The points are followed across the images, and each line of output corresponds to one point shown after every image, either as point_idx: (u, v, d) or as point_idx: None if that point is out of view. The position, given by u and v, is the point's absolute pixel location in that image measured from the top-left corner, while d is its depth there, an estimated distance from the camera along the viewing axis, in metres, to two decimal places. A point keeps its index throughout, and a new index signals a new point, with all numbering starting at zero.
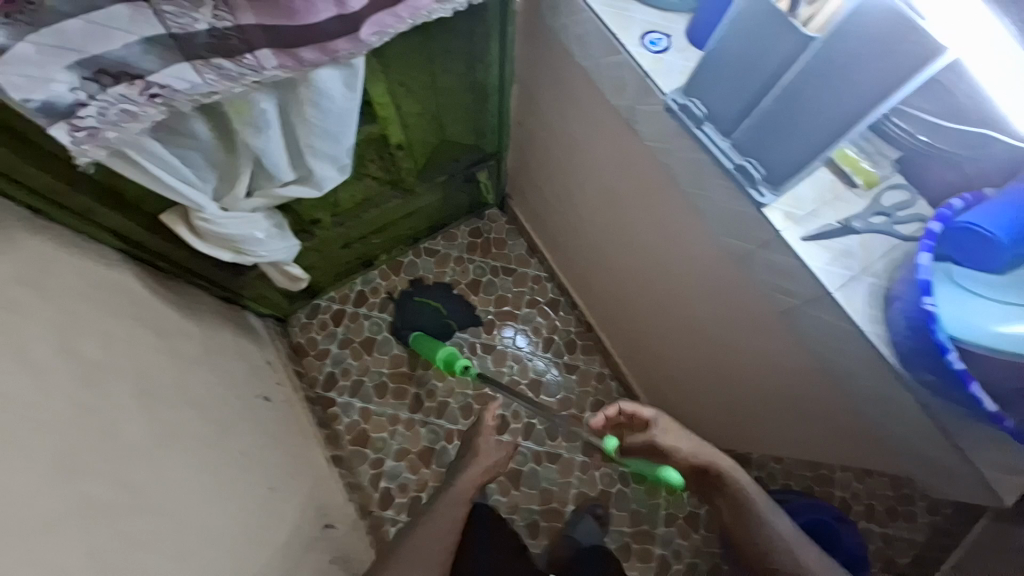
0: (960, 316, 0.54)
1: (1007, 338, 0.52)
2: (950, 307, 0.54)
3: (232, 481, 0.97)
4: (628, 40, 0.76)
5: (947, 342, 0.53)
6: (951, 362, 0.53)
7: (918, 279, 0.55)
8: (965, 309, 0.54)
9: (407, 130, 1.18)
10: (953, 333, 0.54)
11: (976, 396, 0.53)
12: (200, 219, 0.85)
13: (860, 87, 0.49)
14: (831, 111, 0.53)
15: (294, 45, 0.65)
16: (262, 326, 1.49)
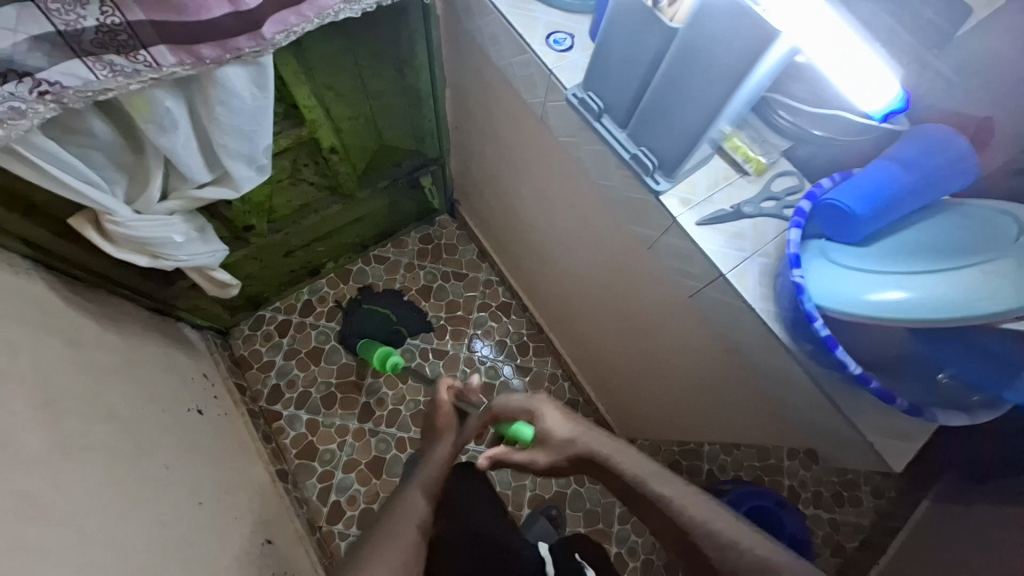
0: (824, 284, 0.57)
1: (875, 304, 0.53)
2: (816, 277, 0.58)
3: (151, 497, 0.91)
4: (533, 39, 0.79)
5: (813, 311, 0.57)
6: (817, 329, 0.56)
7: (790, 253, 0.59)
8: (829, 278, 0.57)
9: (340, 134, 1.18)
10: (818, 301, 0.57)
11: (840, 359, 0.55)
12: (110, 222, 0.82)
13: (719, 71, 0.53)
14: (700, 95, 0.57)
15: (191, 43, 0.65)
16: (201, 340, 1.45)
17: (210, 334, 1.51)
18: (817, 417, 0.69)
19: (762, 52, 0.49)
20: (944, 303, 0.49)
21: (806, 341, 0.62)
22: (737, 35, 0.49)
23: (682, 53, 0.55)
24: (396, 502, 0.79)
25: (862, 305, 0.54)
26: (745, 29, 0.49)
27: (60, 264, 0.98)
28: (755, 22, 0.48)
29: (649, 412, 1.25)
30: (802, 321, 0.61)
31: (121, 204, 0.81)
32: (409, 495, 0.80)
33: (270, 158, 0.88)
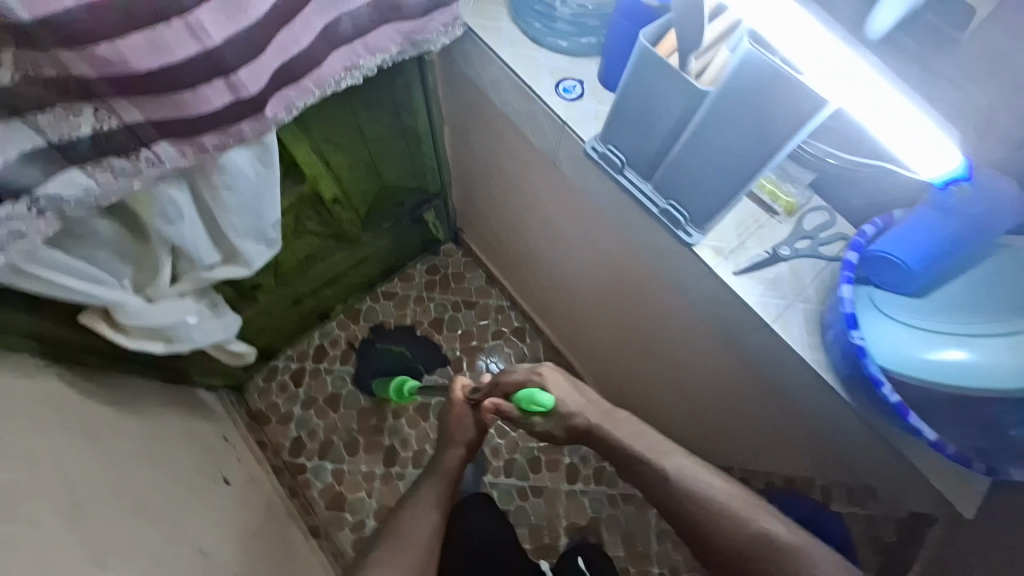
0: (883, 343, 0.55)
1: (933, 365, 0.52)
2: (873, 335, 0.55)
3: None
4: (542, 89, 0.76)
5: (879, 374, 0.54)
6: (887, 397, 0.52)
7: (845, 312, 0.55)
8: (887, 337, 0.55)
9: (341, 183, 1.14)
10: (883, 362, 0.54)
11: (917, 428, 0.52)
12: (120, 316, 0.79)
13: (760, 135, 0.51)
14: (739, 156, 0.54)
15: (192, 134, 0.61)
16: (216, 400, 1.42)
17: (224, 392, 1.48)
18: (880, 462, 0.67)
19: (809, 120, 0.47)
20: (1002, 377, 0.50)
21: (861, 394, 0.60)
22: (782, 103, 0.47)
23: (717, 117, 0.52)
24: (406, 508, 0.95)
25: (923, 368, 0.53)
26: (790, 99, 0.46)
27: (72, 354, 0.95)
28: (801, 94, 0.45)
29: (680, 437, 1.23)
30: (859, 377, 0.59)
31: (131, 295, 0.78)
32: (421, 500, 0.96)
33: (279, 231, 0.85)
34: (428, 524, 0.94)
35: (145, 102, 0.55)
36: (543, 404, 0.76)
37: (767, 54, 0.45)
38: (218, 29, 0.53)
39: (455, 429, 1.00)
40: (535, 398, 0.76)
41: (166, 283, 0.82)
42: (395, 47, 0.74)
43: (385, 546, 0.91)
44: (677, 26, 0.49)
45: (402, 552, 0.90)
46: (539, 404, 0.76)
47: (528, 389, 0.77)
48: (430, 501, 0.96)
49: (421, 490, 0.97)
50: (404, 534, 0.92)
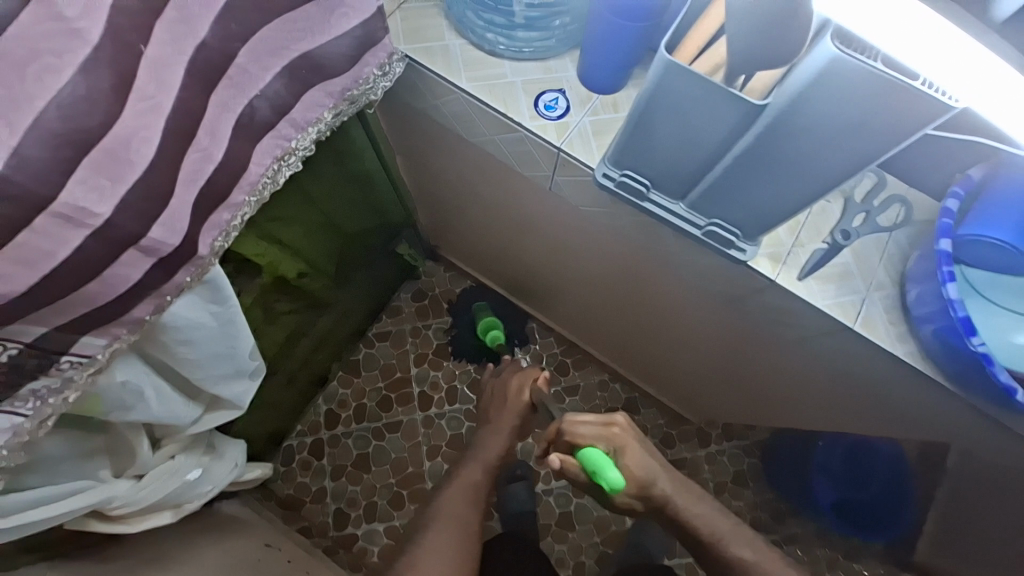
0: (994, 338, 0.51)
1: None
2: (983, 331, 0.51)
3: None
4: (520, 113, 0.63)
5: (1009, 380, 0.50)
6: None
7: (959, 318, 0.49)
8: (994, 328, 0.51)
9: (301, 255, 0.97)
10: (1000, 363, 0.51)
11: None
12: (112, 509, 0.67)
13: (847, 149, 0.41)
14: (816, 171, 0.44)
15: (118, 316, 0.47)
16: (240, 505, 1.31)
17: (246, 493, 1.36)
18: (979, 433, 0.62)
19: (920, 127, 0.37)
20: None
21: (972, 387, 0.55)
22: (882, 115, 0.37)
23: (780, 132, 0.42)
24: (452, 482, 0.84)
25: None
26: (894, 109, 0.36)
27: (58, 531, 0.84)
28: (910, 103, 0.35)
29: (724, 408, 1.20)
30: (969, 375, 0.53)
31: (117, 484, 0.66)
32: (467, 470, 0.86)
33: (260, 356, 0.71)
34: (472, 502, 0.81)
35: (42, 314, 0.41)
36: (609, 481, 0.71)
37: (860, 58, 0.34)
38: (101, 199, 0.39)
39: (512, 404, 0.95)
40: (602, 474, 0.71)
41: (149, 454, 0.70)
42: (328, 111, 0.58)
43: (427, 535, 0.76)
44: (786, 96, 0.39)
45: (447, 536, 0.76)
46: (605, 480, 0.72)
47: (597, 459, 0.71)
48: (477, 466, 0.86)
49: (468, 460, 0.87)
50: (450, 503, 0.80)
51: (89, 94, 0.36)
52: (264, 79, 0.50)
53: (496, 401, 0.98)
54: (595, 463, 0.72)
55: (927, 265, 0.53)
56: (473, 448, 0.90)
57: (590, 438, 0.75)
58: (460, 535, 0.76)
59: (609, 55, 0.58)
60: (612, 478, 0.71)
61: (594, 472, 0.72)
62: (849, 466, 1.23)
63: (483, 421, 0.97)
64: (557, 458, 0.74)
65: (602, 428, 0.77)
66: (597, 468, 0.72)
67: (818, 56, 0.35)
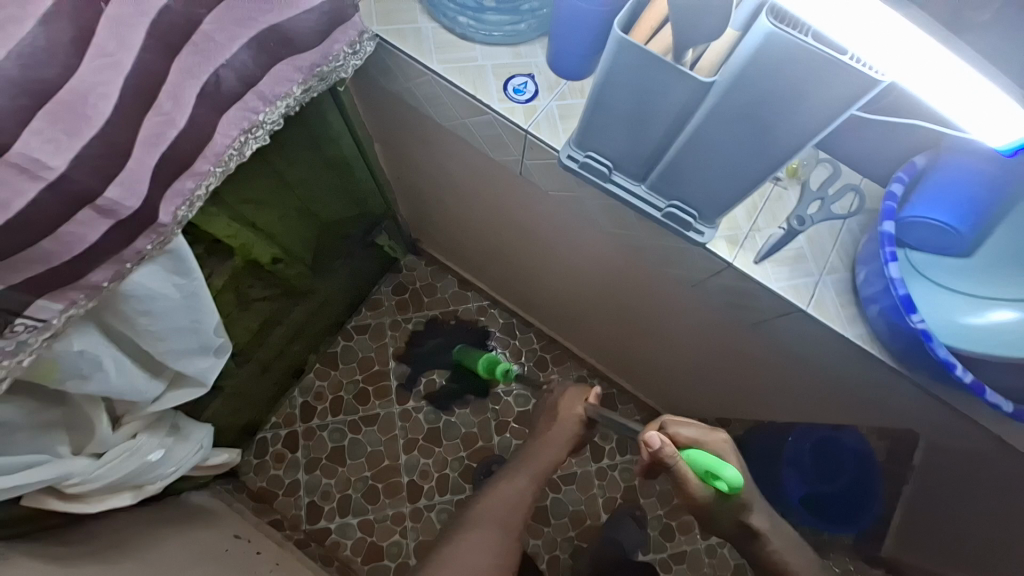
0: (936, 315, 0.54)
1: (992, 334, 0.52)
2: (925, 307, 0.55)
3: None
4: (489, 95, 0.64)
5: (948, 355, 0.52)
6: (963, 378, 0.52)
7: (901, 295, 0.51)
8: (934, 305, 0.55)
9: (275, 239, 0.97)
10: (940, 339, 0.52)
11: (995, 403, 0.52)
12: (69, 486, 0.66)
13: (790, 127, 0.43)
14: (765, 150, 0.46)
15: (74, 279, 0.47)
16: (209, 496, 1.29)
17: (216, 484, 1.35)
18: (930, 415, 0.64)
19: (853, 103, 0.39)
20: None
21: (916, 366, 0.58)
22: (817, 90, 0.39)
23: (727, 110, 0.44)
24: (496, 488, 0.86)
25: (978, 339, 0.52)
26: (827, 85, 0.38)
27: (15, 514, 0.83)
28: (842, 78, 0.37)
29: (697, 402, 1.21)
30: (912, 353, 0.55)
31: (74, 460, 0.65)
32: (513, 477, 0.87)
33: (226, 334, 0.71)
34: (514, 507, 0.85)
35: None
36: (727, 480, 0.67)
37: (793, 34, 0.36)
38: (56, 152, 0.40)
39: (563, 421, 0.90)
40: (717, 472, 0.67)
41: (110, 431, 0.69)
42: (296, 86, 0.58)
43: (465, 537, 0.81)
44: (731, 71, 0.41)
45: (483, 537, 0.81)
46: (722, 479, 0.67)
47: (711, 458, 0.68)
48: (525, 474, 0.87)
49: (518, 466, 0.88)
50: (494, 512, 0.83)
51: (47, 48, 0.37)
52: (230, 49, 0.49)
53: (549, 409, 0.94)
54: (711, 460, 0.68)
55: (873, 247, 0.55)
56: (521, 454, 0.91)
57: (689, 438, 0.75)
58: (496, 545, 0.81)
59: (573, 39, 0.59)
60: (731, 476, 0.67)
61: (710, 468, 0.68)
62: (818, 461, 1.25)
63: (539, 421, 0.95)
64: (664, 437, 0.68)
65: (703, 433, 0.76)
66: (715, 465, 0.68)
67: (755, 33, 0.37)
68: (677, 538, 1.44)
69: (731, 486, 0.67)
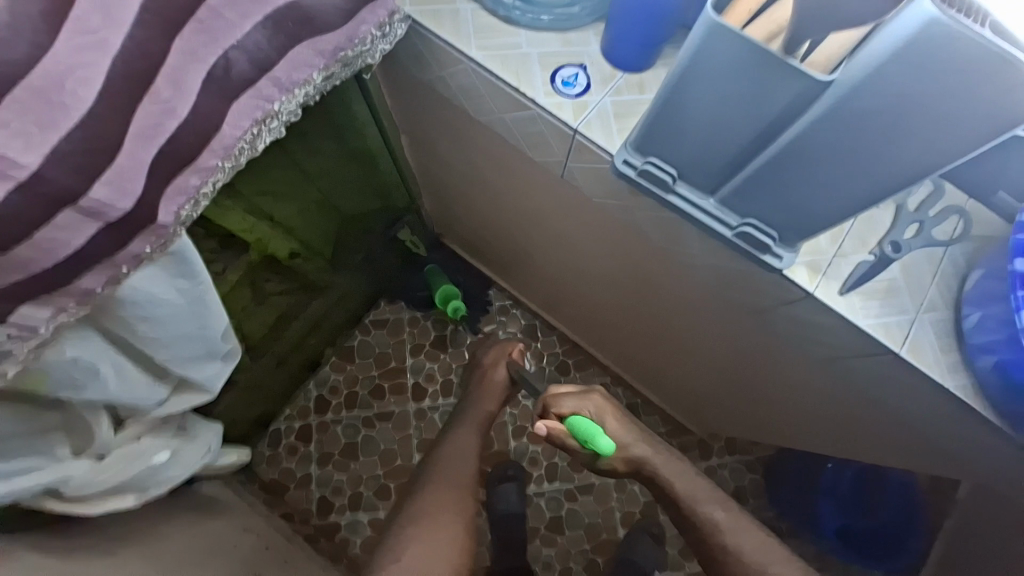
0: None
1: None
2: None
3: None
4: (533, 88, 0.56)
5: None
6: None
7: None
8: None
9: (294, 234, 0.92)
10: None
11: None
12: (70, 491, 0.63)
13: (926, 141, 0.35)
14: (883, 169, 0.39)
15: (61, 287, 0.42)
16: (221, 486, 1.28)
17: (229, 474, 1.34)
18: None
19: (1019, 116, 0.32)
20: None
21: None
22: (977, 97, 0.32)
23: (845, 117, 0.36)
24: (447, 448, 0.87)
25: None
26: (994, 90, 0.31)
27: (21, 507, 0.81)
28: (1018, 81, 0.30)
29: (733, 424, 1.14)
30: None
31: (75, 464, 0.61)
32: (460, 435, 0.88)
33: (235, 339, 0.66)
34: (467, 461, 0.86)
35: None
36: (601, 447, 0.74)
37: (961, 21, 0.29)
38: (26, 148, 0.35)
39: (492, 378, 0.95)
40: (594, 442, 0.74)
41: (113, 433, 0.66)
42: (317, 72, 0.51)
43: (424, 496, 0.81)
44: (864, 70, 0.33)
45: (443, 496, 0.81)
46: (598, 446, 0.74)
47: (586, 429, 0.74)
48: (471, 431, 0.89)
49: (463, 424, 0.90)
50: (443, 473, 0.83)
51: (12, 23, 0.32)
52: (242, 28, 0.43)
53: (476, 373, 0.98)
54: (582, 431, 0.74)
55: (998, 288, 0.48)
56: (463, 414, 0.92)
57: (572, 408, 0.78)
58: (457, 502, 0.81)
59: (637, 21, 0.50)
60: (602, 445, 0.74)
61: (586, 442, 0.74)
62: (855, 490, 1.23)
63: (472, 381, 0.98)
64: (546, 424, 0.77)
65: (581, 396, 0.80)
66: (586, 438, 0.74)
67: (910, 17, 0.29)
68: (697, 559, 1.37)
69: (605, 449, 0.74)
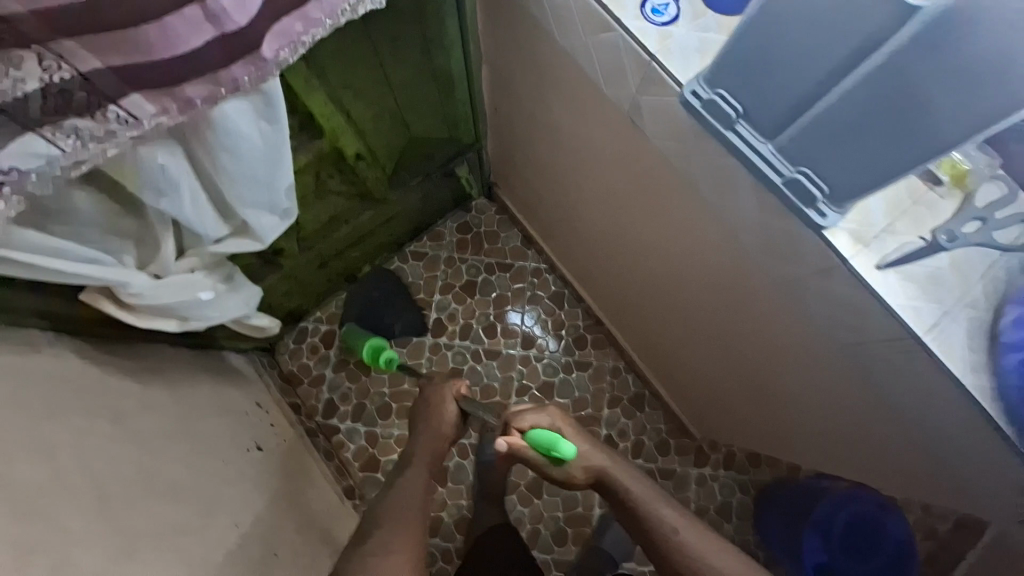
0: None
1: None
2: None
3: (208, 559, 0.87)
4: (623, 10, 0.57)
5: None
6: None
7: None
8: None
9: (364, 136, 0.97)
10: None
11: None
12: (127, 295, 0.71)
13: (981, 92, 0.38)
14: (932, 122, 0.41)
15: (171, 83, 0.49)
16: (245, 362, 1.39)
17: (253, 354, 1.44)
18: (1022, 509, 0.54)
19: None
20: None
21: None
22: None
23: (924, 47, 0.38)
24: (390, 497, 0.72)
25: None
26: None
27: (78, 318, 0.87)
28: None
29: (734, 429, 1.12)
30: None
31: (135, 273, 0.69)
32: (408, 478, 0.75)
33: (293, 199, 0.72)
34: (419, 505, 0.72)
35: (102, 42, 0.43)
36: (561, 452, 0.72)
37: None
38: None
39: (440, 419, 0.85)
40: (557, 449, 0.71)
41: (172, 259, 0.73)
42: None
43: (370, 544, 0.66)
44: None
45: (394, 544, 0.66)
46: (559, 453, 0.72)
47: (550, 435, 0.71)
48: (422, 473, 0.76)
49: (408, 468, 0.77)
50: (392, 518, 0.69)
51: None
52: None
53: (420, 413, 0.88)
54: (545, 441, 0.72)
55: None
56: (408, 458, 0.80)
57: (533, 421, 0.75)
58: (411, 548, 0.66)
59: None
60: (565, 450, 0.72)
61: (547, 451, 0.72)
62: (850, 533, 1.08)
63: (412, 422, 0.88)
64: (507, 440, 0.73)
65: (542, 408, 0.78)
66: (549, 447, 0.72)
67: None
68: None
69: (566, 455, 0.72)
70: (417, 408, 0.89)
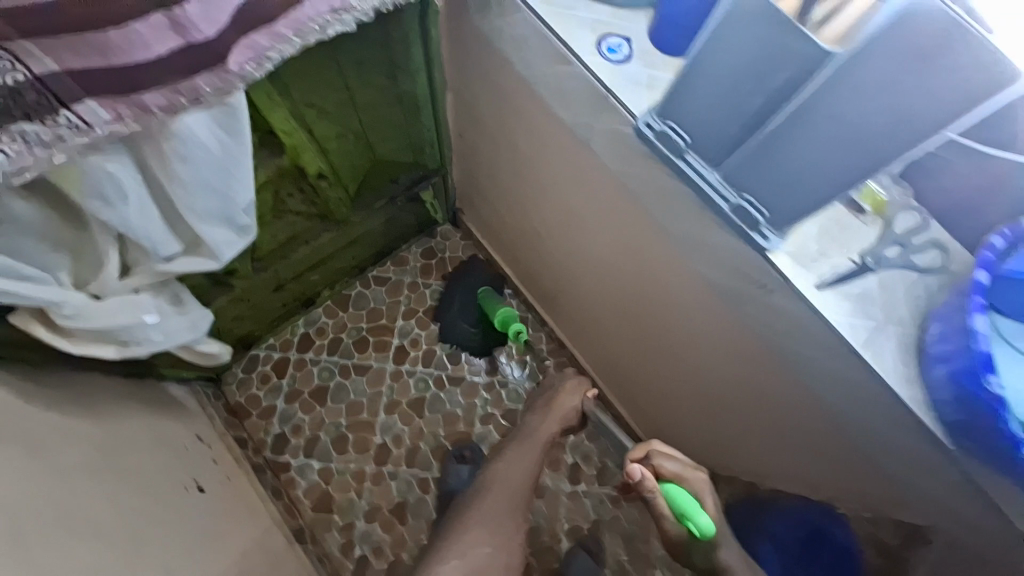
0: (1012, 380, 0.55)
1: None
2: (1003, 372, 0.55)
3: None
4: (581, 48, 0.63)
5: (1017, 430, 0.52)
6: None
7: (979, 351, 0.53)
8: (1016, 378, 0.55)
9: (327, 155, 0.97)
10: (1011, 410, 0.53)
11: None
12: (59, 318, 0.65)
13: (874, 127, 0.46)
14: (838, 152, 0.49)
15: (128, 89, 0.48)
16: (187, 393, 1.30)
17: (197, 384, 1.35)
18: None
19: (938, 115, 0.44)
20: None
21: (964, 442, 0.57)
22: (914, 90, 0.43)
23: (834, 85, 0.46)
24: (501, 467, 0.90)
25: None
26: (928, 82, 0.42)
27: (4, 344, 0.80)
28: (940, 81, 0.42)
29: None
30: (969, 427, 0.55)
31: (73, 293, 0.64)
32: (511, 460, 0.90)
33: (253, 215, 0.70)
34: (519, 483, 0.89)
35: (61, 44, 0.43)
36: (696, 525, 0.73)
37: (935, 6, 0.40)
38: None
39: (563, 403, 0.95)
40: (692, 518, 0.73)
41: (116, 277, 0.68)
42: None
43: (485, 497, 0.86)
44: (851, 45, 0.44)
45: (500, 500, 0.87)
46: (693, 523, 0.73)
47: (691, 504, 0.73)
48: (527, 457, 0.90)
49: (519, 445, 0.92)
50: (496, 489, 0.87)
51: None
52: None
53: (543, 399, 0.98)
54: (692, 508, 0.73)
55: (957, 304, 0.57)
56: (523, 434, 0.94)
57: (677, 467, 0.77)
58: (508, 508, 0.86)
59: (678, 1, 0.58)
60: (702, 524, 0.73)
61: (686, 516, 0.73)
62: None
63: (528, 409, 0.99)
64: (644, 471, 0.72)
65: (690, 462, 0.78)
66: (690, 513, 0.73)
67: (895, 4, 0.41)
68: None
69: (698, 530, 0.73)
70: (539, 396, 1.01)
